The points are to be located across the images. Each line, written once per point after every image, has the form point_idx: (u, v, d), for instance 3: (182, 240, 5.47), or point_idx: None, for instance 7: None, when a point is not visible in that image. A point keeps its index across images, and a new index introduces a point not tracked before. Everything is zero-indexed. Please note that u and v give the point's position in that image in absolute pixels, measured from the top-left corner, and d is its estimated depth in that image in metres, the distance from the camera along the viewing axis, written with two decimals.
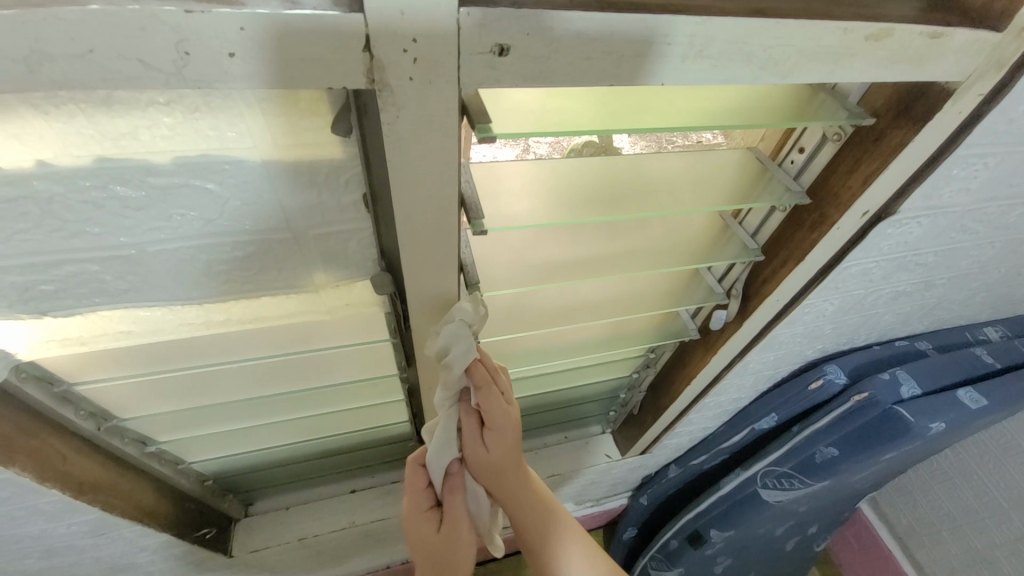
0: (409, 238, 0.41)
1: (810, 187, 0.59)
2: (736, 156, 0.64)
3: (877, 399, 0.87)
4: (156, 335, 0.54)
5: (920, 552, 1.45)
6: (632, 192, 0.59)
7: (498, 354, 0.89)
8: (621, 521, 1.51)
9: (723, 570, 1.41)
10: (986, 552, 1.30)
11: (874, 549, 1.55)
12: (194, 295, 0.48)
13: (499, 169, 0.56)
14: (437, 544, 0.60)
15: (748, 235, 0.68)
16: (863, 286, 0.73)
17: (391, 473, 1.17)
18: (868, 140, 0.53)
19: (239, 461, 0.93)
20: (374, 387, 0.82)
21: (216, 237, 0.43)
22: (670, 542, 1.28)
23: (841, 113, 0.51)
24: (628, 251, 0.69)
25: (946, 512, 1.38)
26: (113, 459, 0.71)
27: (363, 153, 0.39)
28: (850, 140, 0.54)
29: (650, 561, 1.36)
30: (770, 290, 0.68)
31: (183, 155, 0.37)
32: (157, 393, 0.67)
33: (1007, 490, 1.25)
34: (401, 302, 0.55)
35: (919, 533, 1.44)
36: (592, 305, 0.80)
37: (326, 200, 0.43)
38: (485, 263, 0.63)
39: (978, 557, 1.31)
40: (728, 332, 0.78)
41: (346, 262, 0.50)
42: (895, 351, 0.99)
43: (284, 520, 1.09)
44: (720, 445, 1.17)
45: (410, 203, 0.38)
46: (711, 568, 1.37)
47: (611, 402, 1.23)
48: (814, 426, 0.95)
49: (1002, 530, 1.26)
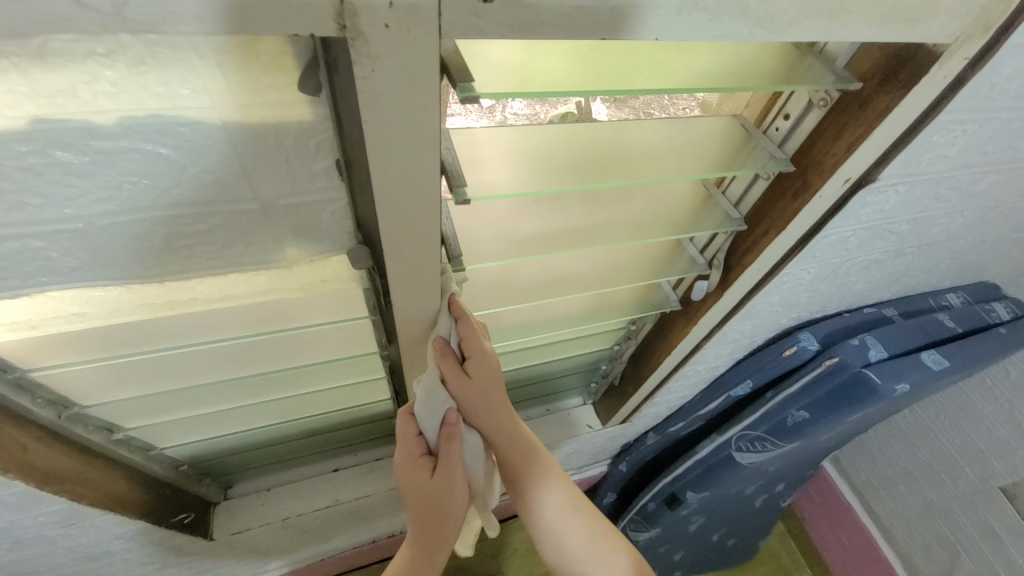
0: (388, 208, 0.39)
1: (795, 155, 0.59)
2: (720, 123, 0.62)
3: (848, 363, 0.91)
4: (115, 316, 0.50)
5: (877, 504, 1.56)
6: (615, 161, 0.58)
7: (481, 329, 0.87)
8: (601, 487, 1.55)
9: (697, 528, 1.48)
10: (938, 502, 1.40)
11: (835, 503, 1.65)
12: (156, 272, 0.45)
13: (480, 136, 0.54)
14: (433, 491, 0.61)
15: (730, 205, 0.68)
16: (839, 254, 0.75)
17: (374, 450, 1.17)
18: (853, 106, 0.52)
19: (216, 445, 0.90)
20: (354, 366, 0.80)
21: (175, 209, 0.40)
22: (648, 504, 1.33)
23: (828, 77, 0.50)
24: (611, 221, 0.68)
25: (902, 468, 1.47)
26: (79, 447, 0.67)
27: (335, 115, 0.36)
28: (836, 105, 0.54)
29: (629, 523, 1.41)
30: (751, 259, 0.68)
31: (130, 115, 0.33)
32: (123, 377, 0.63)
33: (960, 445, 1.34)
34: (379, 277, 0.53)
35: (877, 487, 1.55)
36: (575, 278, 0.79)
37: (296, 168, 0.40)
38: (468, 235, 0.61)
39: (931, 507, 1.42)
40: (709, 302, 0.78)
41: (320, 234, 0.47)
42: (864, 318, 1.03)
43: (266, 501, 1.07)
44: (697, 412, 1.21)
45: (389, 169, 0.36)
46: (685, 527, 1.43)
47: (593, 373, 1.24)
48: (787, 391, 0.98)
49: (956, 483, 1.36)
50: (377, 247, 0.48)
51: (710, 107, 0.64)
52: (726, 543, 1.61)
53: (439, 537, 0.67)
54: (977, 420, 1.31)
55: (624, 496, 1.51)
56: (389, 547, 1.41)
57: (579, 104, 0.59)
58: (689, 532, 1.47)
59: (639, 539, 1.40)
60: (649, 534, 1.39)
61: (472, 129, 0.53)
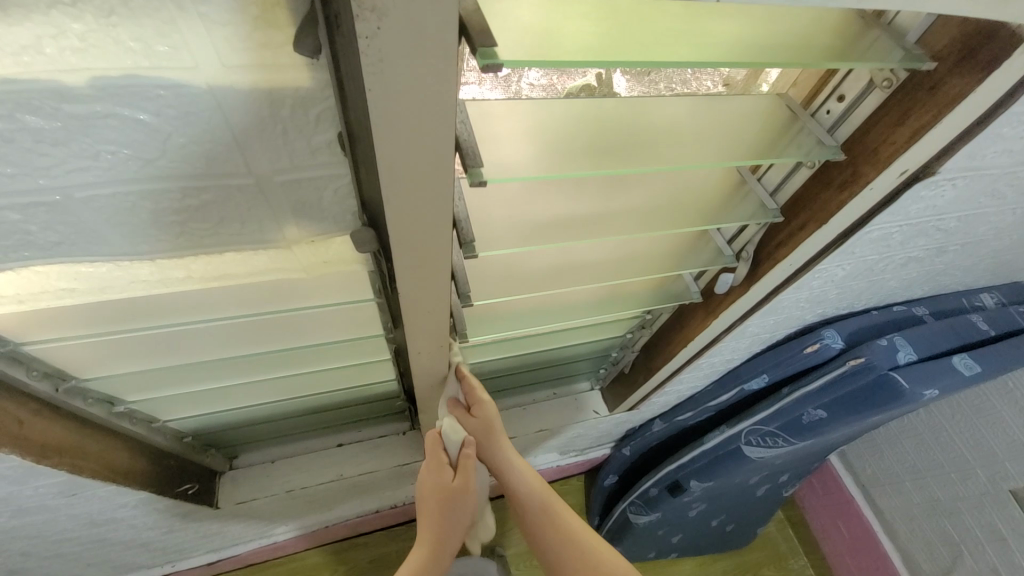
0: (396, 189, 0.35)
1: (845, 142, 0.53)
2: (763, 103, 0.57)
3: (873, 364, 0.87)
4: (106, 292, 0.47)
5: (881, 499, 1.54)
6: (644, 143, 0.53)
7: (490, 313, 0.84)
8: (603, 470, 1.53)
9: (697, 514, 1.47)
10: (945, 502, 1.38)
11: (837, 496, 1.64)
12: (144, 248, 0.42)
13: (498, 110, 0.48)
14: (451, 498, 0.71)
15: (766, 193, 0.63)
16: (879, 251, 0.69)
17: (377, 427, 1.16)
18: (921, 89, 0.46)
19: (219, 418, 0.90)
20: (359, 347, 0.77)
21: (161, 182, 0.36)
22: (650, 490, 1.32)
23: (895, 55, 0.45)
24: (634, 208, 0.63)
25: (910, 465, 1.45)
26: (78, 420, 0.66)
27: (337, 82, 0.32)
28: (900, 88, 0.48)
29: (629, 506, 1.40)
30: (784, 253, 0.64)
31: (104, 74, 0.29)
32: (120, 352, 0.61)
33: (975, 447, 1.30)
34: (385, 260, 0.49)
35: (884, 484, 1.53)
36: (591, 264, 0.75)
37: (294, 140, 0.36)
38: (481, 217, 0.57)
39: (937, 506, 1.40)
40: (734, 296, 0.74)
41: (322, 214, 0.43)
42: (892, 317, 0.98)
43: (270, 473, 1.08)
44: (706, 403, 1.18)
45: (398, 146, 0.32)
46: (685, 513, 1.43)
47: (602, 360, 1.21)
48: (805, 389, 0.95)
49: (966, 484, 1.33)
50: (383, 230, 0.44)
51: (736, 83, 0.55)
52: (726, 530, 1.61)
53: (450, 538, 0.74)
54: (995, 422, 1.26)
55: (625, 480, 1.50)
56: (391, 518, 1.44)
57: (599, 76, 0.51)
58: (689, 517, 1.47)
59: (639, 522, 1.40)
60: (648, 518, 1.38)
61: (488, 101, 0.48)
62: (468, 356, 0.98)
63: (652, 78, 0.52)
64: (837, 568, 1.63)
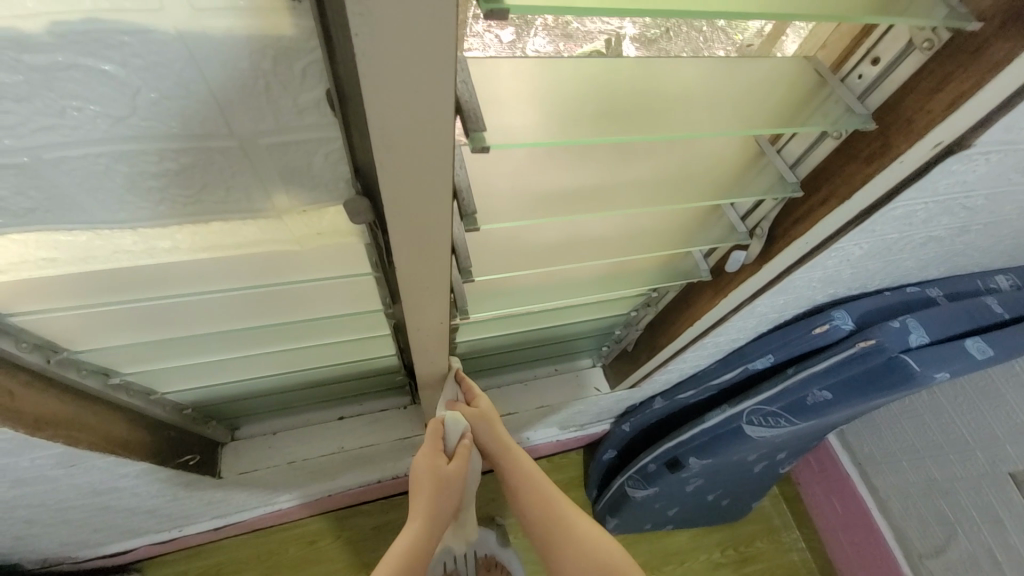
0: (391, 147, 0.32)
1: (877, 111, 0.50)
2: (788, 66, 0.52)
3: (884, 346, 0.85)
4: (89, 262, 0.45)
5: (877, 476, 1.55)
6: (659, 110, 0.49)
7: (493, 289, 0.82)
8: (603, 444, 1.55)
9: (695, 489, 1.49)
10: (941, 480, 1.39)
11: (834, 472, 1.65)
12: (125, 216, 0.39)
13: (502, 68, 0.45)
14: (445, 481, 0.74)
15: (786, 166, 0.59)
16: (901, 229, 0.66)
17: (379, 400, 1.16)
18: (963, 52, 0.42)
19: (219, 391, 0.89)
20: (358, 322, 0.75)
21: (137, 143, 0.33)
22: (649, 466, 1.32)
23: (939, 12, 0.41)
24: (644, 180, 0.60)
25: (909, 444, 1.45)
26: (73, 392, 0.65)
27: (323, 30, 0.29)
28: (941, 50, 0.44)
29: (628, 480, 1.41)
30: (801, 231, 0.61)
31: (66, 18, 0.26)
32: (113, 324, 0.60)
33: (976, 429, 1.30)
34: (382, 232, 0.46)
35: (881, 462, 1.53)
36: (596, 240, 0.72)
37: (278, 98, 0.33)
38: (483, 189, 0.54)
39: (932, 484, 1.41)
40: (746, 273, 0.71)
41: (314, 182, 0.41)
42: (904, 299, 0.96)
43: (272, 444, 1.08)
44: (709, 382, 1.17)
45: (390, 103, 0.29)
46: (683, 487, 1.44)
47: (605, 337, 1.20)
48: (811, 369, 0.93)
49: (963, 464, 1.33)
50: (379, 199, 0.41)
51: (750, 49, 0.51)
52: (722, 504, 1.63)
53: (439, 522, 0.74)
54: (998, 404, 1.25)
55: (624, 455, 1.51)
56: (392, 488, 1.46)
57: (609, 41, 0.47)
58: (687, 492, 1.48)
59: (636, 495, 1.40)
60: (646, 492, 1.39)
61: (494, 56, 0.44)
62: (469, 332, 0.96)
63: (664, 44, 0.49)
64: (830, 542, 1.66)
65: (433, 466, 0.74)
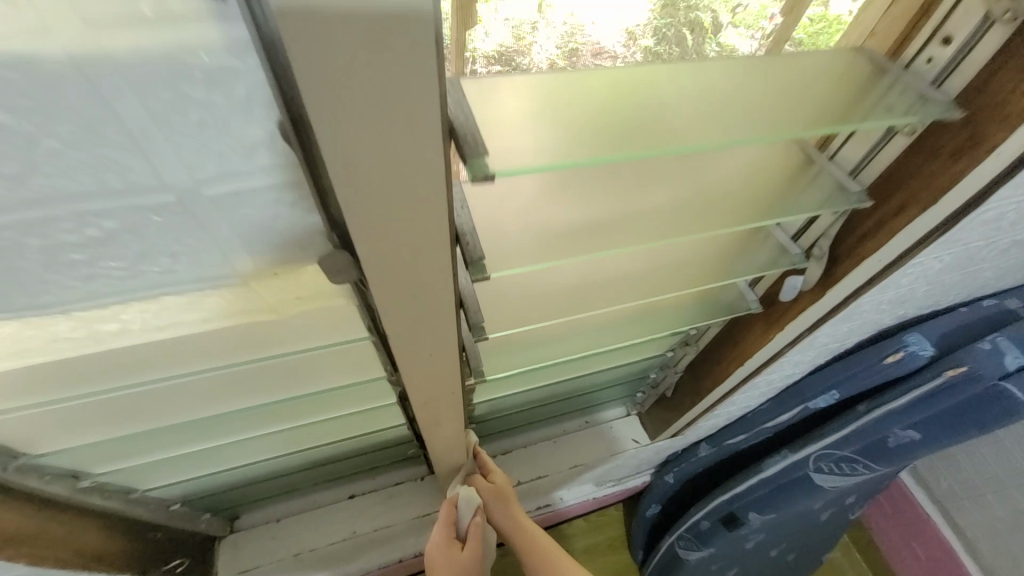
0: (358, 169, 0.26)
1: (959, 96, 0.41)
2: (832, 62, 0.45)
3: (980, 373, 0.71)
4: (19, 356, 0.37)
5: (961, 515, 1.33)
6: (675, 125, 0.41)
7: (510, 343, 0.73)
8: (644, 498, 1.36)
9: (754, 547, 1.29)
10: None
11: (908, 512, 1.43)
12: (47, 292, 0.32)
13: (499, 90, 0.38)
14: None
15: (844, 175, 0.50)
16: (988, 234, 0.56)
17: (394, 471, 1.04)
18: None
19: (212, 481, 0.79)
20: (363, 391, 0.66)
21: (45, 204, 0.26)
22: (701, 523, 1.15)
23: None
24: (676, 202, 0.51)
25: (990, 472, 1.24)
26: (36, 502, 0.56)
27: (257, 42, 0.21)
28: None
29: (678, 541, 1.23)
30: (874, 246, 0.51)
31: None
32: (69, 420, 0.51)
33: None
34: (366, 293, 0.38)
35: (973, 505, 1.29)
36: (622, 278, 0.63)
37: (215, 133, 0.25)
38: (490, 228, 0.46)
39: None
40: (806, 298, 0.61)
41: (280, 234, 0.33)
42: (984, 313, 0.82)
43: (274, 535, 0.96)
44: (762, 424, 1.02)
45: (346, 102, 0.22)
46: (742, 545, 1.25)
47: (639, 382, 1.08)
48: (888, 406, 0.79)
49: None
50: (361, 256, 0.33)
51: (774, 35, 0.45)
52: (790, 561, 1.43)
53: None
54: None
55: (669, 511, 1.33)
56: None
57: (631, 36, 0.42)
58: (745, 550, 1.28)
59: (691, 557, 1.23)
60: (702, 553, 1.21)
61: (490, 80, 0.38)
62: (483, 393, 0.85)
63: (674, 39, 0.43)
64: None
65: (445, 560, 0.64)
